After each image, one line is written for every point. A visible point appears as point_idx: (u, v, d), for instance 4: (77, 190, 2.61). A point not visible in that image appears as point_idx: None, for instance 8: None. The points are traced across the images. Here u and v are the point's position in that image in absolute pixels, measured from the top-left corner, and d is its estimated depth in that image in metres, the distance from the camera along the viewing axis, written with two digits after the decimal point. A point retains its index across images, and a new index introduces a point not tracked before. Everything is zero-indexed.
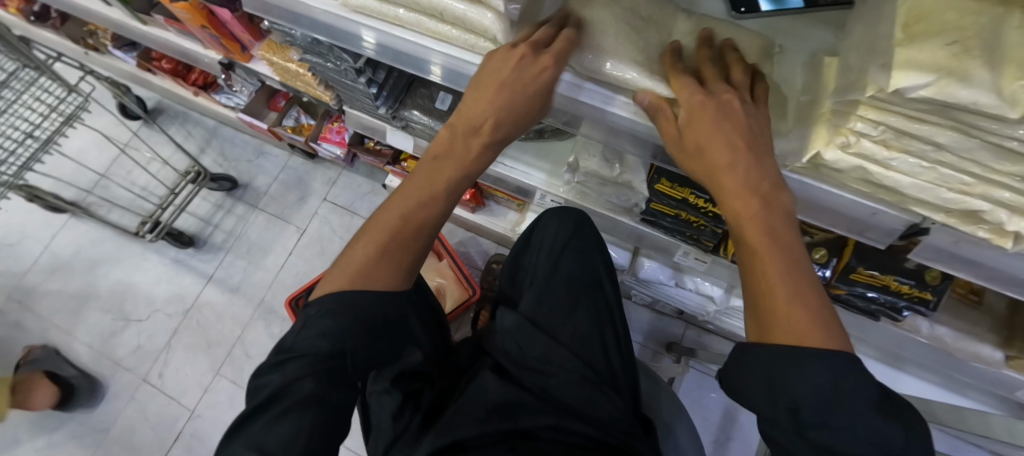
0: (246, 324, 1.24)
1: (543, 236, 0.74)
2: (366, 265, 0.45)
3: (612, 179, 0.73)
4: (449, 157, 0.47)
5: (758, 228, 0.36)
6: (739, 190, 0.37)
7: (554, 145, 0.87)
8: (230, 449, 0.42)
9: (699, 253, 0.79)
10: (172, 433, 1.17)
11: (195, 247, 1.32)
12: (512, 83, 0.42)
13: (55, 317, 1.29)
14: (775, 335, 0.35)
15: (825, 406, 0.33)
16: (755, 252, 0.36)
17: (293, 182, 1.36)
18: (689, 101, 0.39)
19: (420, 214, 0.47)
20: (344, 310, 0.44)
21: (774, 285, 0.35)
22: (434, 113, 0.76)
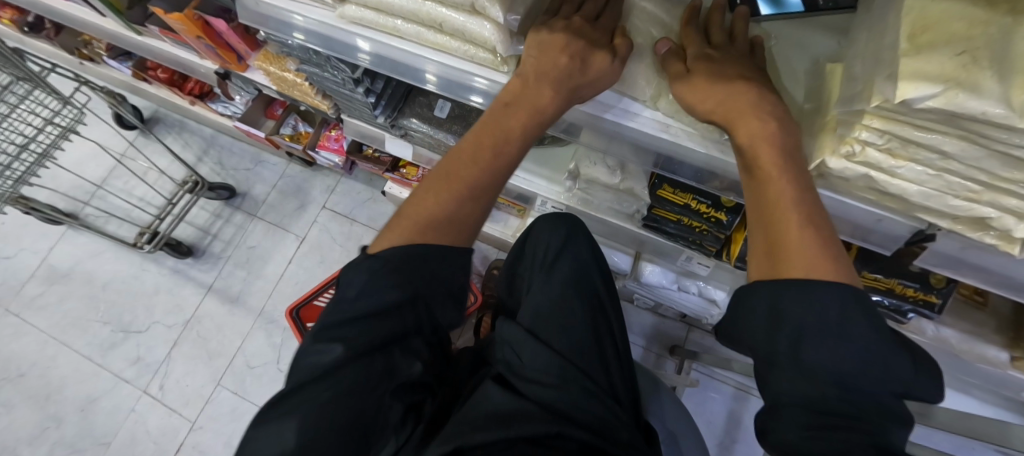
0: (247, 334, 1.24)
1: (536, 244, 0.74)
2: (431, 215, 0.45)
3: (614, 186, 0.73)
4: (519, 106, 0.45)
5: (772, 152, 0.37)
6: (755, 112, 0.38)
7: (554, 151, 0.87)
8: (265, 435, 0.39)
9: (703, 258, 0.79)
10: (174, 445, 1.17)
11: (195, 257, 1.31)
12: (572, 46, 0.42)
13: (54, 330, 1.28)
14: (790, 270, 0.34)
15: (827, 335, 0.32)
16: (764, 171, 0.37)
17: (292, 190, 1.35)
18: (696, 54, 0.42)
19: (487, 165, 0.45)
20: (411, 263, 0.43)
21: (785, 206, 0.35)
22: (432, 121, 0.75)
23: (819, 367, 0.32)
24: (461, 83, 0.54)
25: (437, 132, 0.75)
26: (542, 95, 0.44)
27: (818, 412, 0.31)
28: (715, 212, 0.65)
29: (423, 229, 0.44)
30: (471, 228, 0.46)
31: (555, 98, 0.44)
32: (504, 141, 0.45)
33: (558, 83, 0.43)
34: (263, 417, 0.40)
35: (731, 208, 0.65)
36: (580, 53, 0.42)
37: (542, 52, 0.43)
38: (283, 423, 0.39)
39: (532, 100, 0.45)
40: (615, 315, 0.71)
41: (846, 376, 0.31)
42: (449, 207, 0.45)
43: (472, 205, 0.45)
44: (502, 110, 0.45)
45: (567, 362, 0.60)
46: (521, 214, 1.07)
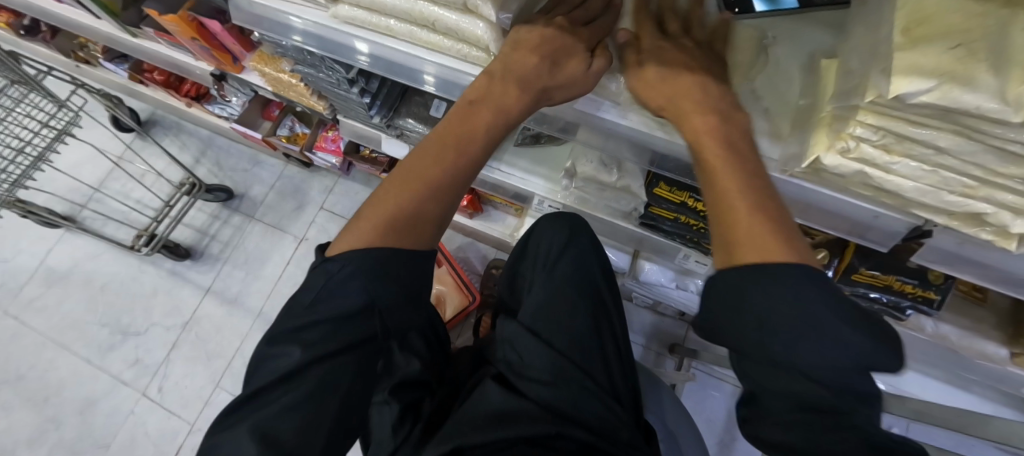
0: (246, 336, 1.23)
1: (538, 243, 0.73)
2: (392, 216, 0.43)
3: (611, 184, 0.72)
4: (485, 105, 0.44)
5: (716, 143, 0.37)
6: (699, 106, 0.38)
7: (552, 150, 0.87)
8: (225, 438, 0.39)
9: (701, 256, 0.79)
10: (173, 447, 1.17)
11: (193, 259, 1.31)
12: (547, 42, 0.42)
13: (53, 333, 1.28)
14: (741, 255, 0.34)
15: (797, 323, 0.31)
16: (709, 162, 0.36)
17: (290, 191, 1.35)
18: (649, 44, 0.42)
19: (451, 165, 0.44)
20: (371, 267, 0.41)
21: (733, 192, 0.35)
22: (428, 121, 0.75)
23: (798, 363, 0.31)
24: (455, 82, 0.54)
25: (433, 131, 0.75)
26: (509, 96, 0.44)
27: (804, 408, 0.30)
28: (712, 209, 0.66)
29: (383, 231, 0.42)
30: (433, 231, 0.45)
31: (524, 99, 0.44)
32: (470, 140, 0.44)
33: (529, 83, 0.43)
34: (222, 418, 0.40)
35: None
36: (552, 52, 0.42)
37: (516, 49, 0.43)
38: (240, 428, 0.39)
39: (501, 101, 0.44)
40: (619, 315, 0.70)
41: (827, 369, 0.30)
42: (413, 208, 0.43)
43: (435, 206, 0.44)
44: (468, 110, 0.45)
45: (568, 362, 0.60)
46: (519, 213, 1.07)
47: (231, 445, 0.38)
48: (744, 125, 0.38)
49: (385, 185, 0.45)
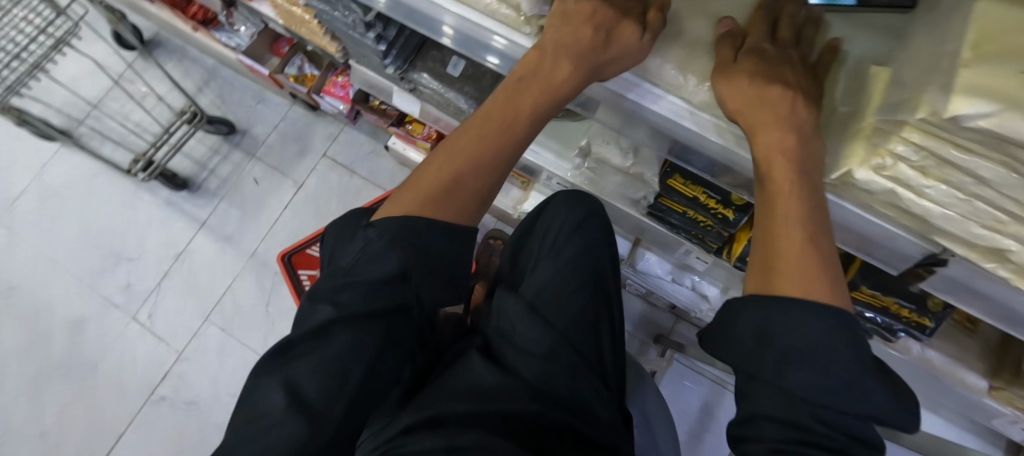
0: (238, 274, 1.22)
1: (551, 219, 0.72)
2: (436, 189, 0.45)
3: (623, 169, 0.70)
4: (534, 82, 0.44)
5: (786, 168, 0.36)
6: (772, 128, 0.37)
7: (567, 125, 0.82)
8: (258, 384, 0.40)
9: (701, 253, 0.77)
10: (161, 372, 1.18)
11: (190, 190, 1.29)
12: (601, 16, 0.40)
13: (45, 247, 1.28)
14: (779, 288, 0.36)
15: (812, 357, 0.33)
16: (777, 192, 0.37)
17: (293, 134, 1.31)
18: (750, 42, 0.39)
19: (496, 146, 0.46)
20: (404, 239, 0.43)
21: (785, 231, 0.36)
22: (443, 77, 0.71)
23: (799, 389, 0.32)
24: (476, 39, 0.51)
25: (445, 89, 0.71)
26: (558, 72, 0.42)
27: (794, 434, 0.32)
28: (723, 209, 0.64)
29: (422, 201, 0.45)
30: (478, 203, 0.47)
31: (572, 75, 0.42)
32: (518, 120, 0.46)
33: (574, 61, 0.41)
34: (254, 372, 0.42)
35: (740, 207, 0.62)
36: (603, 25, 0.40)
37: (566, 23, 0.41)
38: (270, 381, 0.40)
39: (548, 77, 0.43)
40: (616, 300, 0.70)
41: (822, 400, 0.32)
42: (457, 182, 0.46)
43: (482, 179, 0.46)
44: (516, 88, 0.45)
45: (564, 342, 0.60)
46: (524, 187, 1.04)
47: (263, 396, 0.39)
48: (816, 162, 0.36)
49: (446, 159, 0.48)
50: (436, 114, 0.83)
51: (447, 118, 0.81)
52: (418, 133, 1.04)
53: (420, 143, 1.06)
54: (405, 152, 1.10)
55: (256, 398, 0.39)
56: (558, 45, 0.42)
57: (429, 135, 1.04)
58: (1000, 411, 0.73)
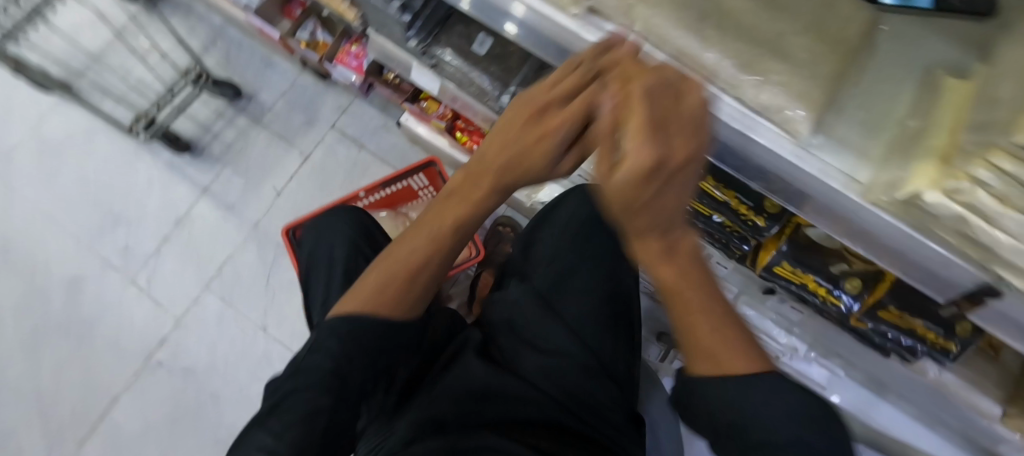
0: (240, 244, 1.19)
1: (568, 210, 0.71)
2: (376, 288, 0.50)
3: None
4: (457, 197, 0.50)
5: (685, 291, 0.39)
6: (659, 258, 0.37)
7: None
8: (247, 439, 0.45)
9: (723, 258, 0.75)
10: (159, 338, 1.17)
11: (192, 154, 1.24)
12: (507, 144, 0.43)
13: (43, 203, 1.25)
14: (716, 365, 0.40)
15: (762, 401, 0.39)
16: (676, 298, 0.39)
17: (301, 102, 1.26)
18: (621, 123, 0.29)
19: (427, 248, 0.51)
20: (348, 338, 0.48)
21: (697, 329, 0.40)
22: (468, 56, 0.67)
23: (753, 424, 0.39)
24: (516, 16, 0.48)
25: (470, 69, 0.68)
26: (478, 190, 0.48)
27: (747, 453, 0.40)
28: (754, 215, 0.62)
29: (366, 303, 0.50)
30: (416, 301, 0.52)
31: (490, 195, 0.48)
32: (444, 227, 0.50)
33: (491, 183, 0.46)
34: (245, 430, 0.47)
35: (772, 214, 0.61)
36: (516, 150, 0.42)
37: (485, 150, 0.45)
38: (260, 431, 0.45)
39: (468, 193, 0.49)
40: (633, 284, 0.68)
41: (775, 427, 0.39)
42: (395, 279, 0.50)
43: (422, 274, 0.51)
44: (444, 203, 0.51)
45: (569, 336, 0.60)
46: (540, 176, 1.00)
47: (255, 442, 0.45)
48: (708, 282, 0.40)
49: (390, 255, 0.52)
50: (456, 94, 0.78)
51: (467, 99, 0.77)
52: (432, 111, 1.00)
53: (434, 121, 1.01)
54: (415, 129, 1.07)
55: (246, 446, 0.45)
56: (475, 172, 0.47)
57: (443, 114, 0.99)
58: (1006, 436, 0.72)
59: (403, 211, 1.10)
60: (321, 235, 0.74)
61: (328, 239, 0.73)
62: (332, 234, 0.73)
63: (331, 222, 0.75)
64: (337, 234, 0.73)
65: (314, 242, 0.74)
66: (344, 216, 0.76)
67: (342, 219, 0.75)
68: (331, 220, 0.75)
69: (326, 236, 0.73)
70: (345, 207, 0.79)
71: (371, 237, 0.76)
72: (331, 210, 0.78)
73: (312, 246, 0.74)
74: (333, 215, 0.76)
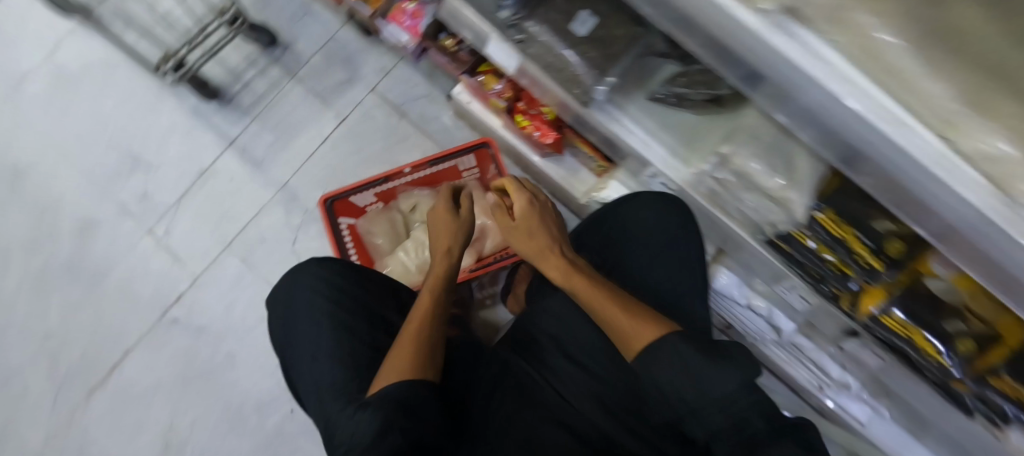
0: (264, 206, 1.12)
1: (627, 219, 0.78)
2: (397, 350, 0.59)
3: (764, 190, 0.57)
4: (431, 274, 0.71)
5: (594, 295, 0.62)
6: (562, 267, 0.66)
7: (700, 124, 0.67)
8: None
9: (809, 293, 0.68)
10: (174, 294, 1.11)
11: (219, 102, 1.15)
12: (449, 229, 0.75)
13: (59, 136, 1.17)
14: (644, 331, 0.55)
15: (731, 372, 0.49)
16: (591, 301, 0.62)
17: (341, 58, 1.16)
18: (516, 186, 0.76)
19: (422, 302, 0.66)
20: (386, 402, 0.52)
21: (615, 317, 0.59)
22: (564, 35, 0.58)
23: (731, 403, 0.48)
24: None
25: (566, 50, 0.59)
26: (443, 250, 0.73)
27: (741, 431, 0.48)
28: (873, 257, 0.56)
29: (397, 356, 0.57)
30: (430, 342, 0.61)
31: (449, 255, 0.73)
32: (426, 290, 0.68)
33: (448, 244, 0.74)
34: None
35: (894, 259, 0.55)
36: (451, 227, 0.75)
37: (436, 235, 0.75)
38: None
39: (440, 264, 0.72)
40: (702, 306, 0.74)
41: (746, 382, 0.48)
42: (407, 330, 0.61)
43: (425, 328, 0.62)
44: (428, 280, 0.70)
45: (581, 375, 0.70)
46: (599, 173, 0.91)
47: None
48: (609, 291, 0.63)
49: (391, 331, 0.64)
50: (535, 75, 0.69)
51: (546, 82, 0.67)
52: (491, 87, 0.90)
53: (492, 98, 0.92)
54: (467, 105, 0.98)
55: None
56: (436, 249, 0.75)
57: (503, 92, 0.90)
58: None
59: None
60: (293, 300, 0.71)
61: (300, 308, 0.69)
62: (306, 297, 0.70)
63: (301, 282, 0.71)
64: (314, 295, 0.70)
65: (286, 309, 0.71)
66: (313, 271, 0.72)
67: (312, 277, 0.71)
68: (301, 281, 0.71)
69: (298, 298, 0.70)
70: (312, 261, 0.74)
71: (347, 289, 0.71)
72: (296, 268, 0.73)
73: (286, 315, 0.71)
74: (301, 275, 0.72)
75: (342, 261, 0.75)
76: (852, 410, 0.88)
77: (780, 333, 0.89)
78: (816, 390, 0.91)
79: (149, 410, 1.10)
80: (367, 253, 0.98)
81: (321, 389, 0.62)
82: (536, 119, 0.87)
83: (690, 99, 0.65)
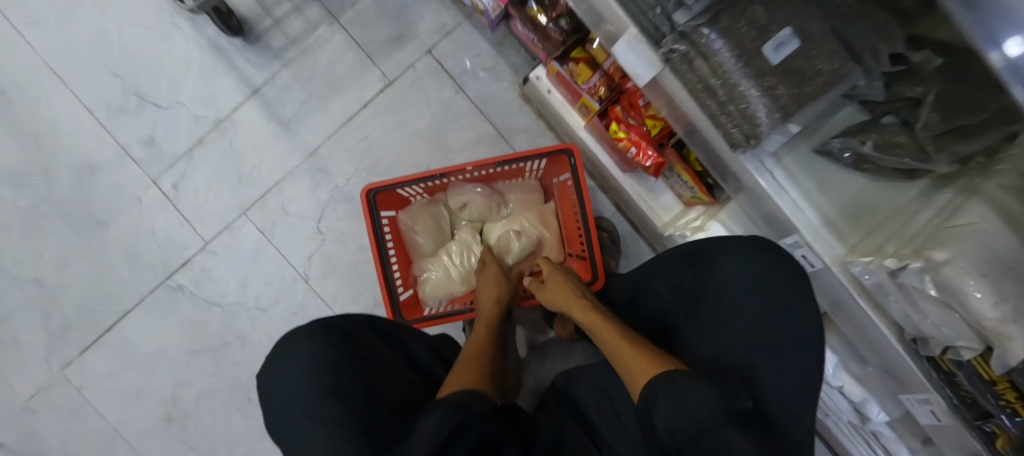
0: (290, 173, 0.97)
1: (713, 277, 0.56)
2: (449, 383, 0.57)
3: (973, 318, 0.43)
4: (480, 324, 0.72)
5: (612, 338, 0.58)
6: (581, 307, 0.66)
7: (864, 198, 0.54)
8: None
9: (945, 413, 0.58)
10: (181, 259, 0.99)
11: (245, 40, 0.97)
12: (496, 280, 0.78)
13: (47, 54, 0.98)
14: (645, 369, 0.50)
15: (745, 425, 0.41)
16: (609, 353, 0.57)
17: (394, 5, 0.96)
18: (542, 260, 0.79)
19: (472, 349, 0.66)
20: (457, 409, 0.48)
21: (625, 361, 0.53)
22: (750, 60, 0.43)
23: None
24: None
25: (746, 80, 0.43)
26: (485, 300, 0.76)
27: None
28: None
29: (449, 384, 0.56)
30: (480, 377, 0.59)
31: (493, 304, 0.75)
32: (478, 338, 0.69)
33: (493, 292, 0.76)
34: None
35: None
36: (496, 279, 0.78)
37: (486, 285, 0.78)
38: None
39: (485, 317, 0.73)
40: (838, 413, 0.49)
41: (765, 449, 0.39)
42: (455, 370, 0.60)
43: (472, 366, 0.61)
44: (479, 333, 0.71)
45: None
46: (691, 203, 0.76)
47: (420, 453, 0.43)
48: (629, 337, 0.57)
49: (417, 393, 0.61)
50: (670, 92, 0.53)
51: (690, 110, 0.52)
52: (583, 81, 0.73)
53: (583, 95, 0.75)
54: (547, 95, 0.82)
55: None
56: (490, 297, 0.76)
57: (597, 90, 0.73)
58: None
59: (499, 190, 0.88)
60: (276, 383, 0.57)
61: (299, 351, 0.57)
62: (295, 353, 0.57)
63: (286, 359, 0.57)
64: (301, 378, 0.55)
65: (270, 396, 0.57)
66: (303, 343, 0.57)
67: (298, 352, 0.57)
68: (287, 357, 0.57)
69: (282, 380, 0.56)
70: (307, 326, 0.60)
71: (340, 369, 0.56)
72: (285, 338, 0.59)
73: (270, 404, 0.57)
74: (288, 350, 0.58)
75: (341, 328, 0.60)
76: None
77: (863, 419, 0.78)
78: None
79: (150, 378, 1.01)
80: (405, 251, 0.86)
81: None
82: (634, 131, 0.71)
83: (873, 163, 0.51)
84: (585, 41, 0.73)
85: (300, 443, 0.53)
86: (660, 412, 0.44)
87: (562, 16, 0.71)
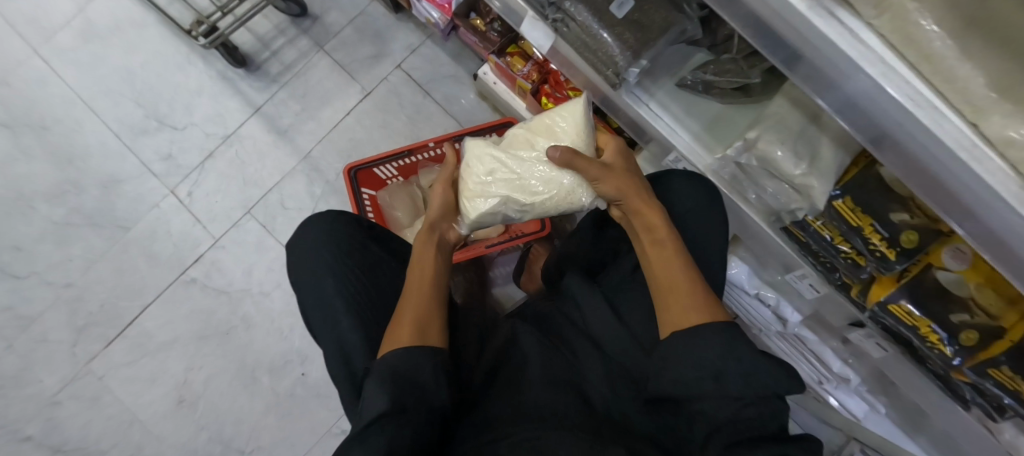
0: (288, 173, 1.15)
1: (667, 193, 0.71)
2: (397, 333, 0.56)
3: (786, 178, 0.59)
4: (421, 266, 0.65)
5: (660, 252, 0.58)
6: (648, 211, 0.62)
7: (726, 116, 0.70)
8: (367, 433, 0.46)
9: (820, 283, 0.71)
10: (194, 254, 1.14)
11: (248, 70, 1.17)
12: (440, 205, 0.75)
13: (84, 93, 1.17)
14: (683, 313, 0.53)
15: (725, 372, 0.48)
16: (656, 275, 0.58)
17: (371, 33, 1.18)
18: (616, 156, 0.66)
19: (417, 293, 0.61)
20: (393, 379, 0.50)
21: (664, 286, 0.56)
22: (603, 16, 0.61)
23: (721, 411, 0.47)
24: None
25: (602, 30, 0.61)
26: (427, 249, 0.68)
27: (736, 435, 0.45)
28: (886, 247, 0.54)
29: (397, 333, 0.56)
30: (422, 331, 0.56)
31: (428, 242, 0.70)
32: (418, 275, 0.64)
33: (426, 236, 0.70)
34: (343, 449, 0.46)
35: (906, 251, 0.53)
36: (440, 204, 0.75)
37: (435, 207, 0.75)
38: (381, 403, 0.48)
39: (423, 260, 0.66)
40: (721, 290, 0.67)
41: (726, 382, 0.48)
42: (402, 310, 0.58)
43: (408, 310, 0.59)
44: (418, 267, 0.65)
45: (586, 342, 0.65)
46: None
47: (372, 403, 0.48)
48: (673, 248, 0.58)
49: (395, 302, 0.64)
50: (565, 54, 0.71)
51: (579, 63, 0.70)
52: (518, 69, 0.92)
53: (519, 80, 0.93)
54: (493, 86, 1.01)
55: (371, 424, 0.47)
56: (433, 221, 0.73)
57: (530, 75, 0.92)
58: None
59: None
60: (303, 253, 0.69)
61: (320, 229, 0.70)
62: (317, 233, 0.70)
63: (315, 231, 0.70)
64: (321, 247, 0.68)
65: (296, 252, 0.70)
66: (325, 224, 0.71)
67: (325, 225, 0.71)
68: (315, 229, 0.71)
69: (309, 245, 0.69)
70: (324, 212, 0.73)
71: (358, 243, 0.70)
72: (310, 218, 0.73)
73: (295, 256, 0.70)
74: (314, 225, 0.71)
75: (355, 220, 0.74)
76: (848, 402, 0.90)
77: (785, 323, 0.91)
78: (815, 384, 0.91)
79: (164, 364, 1.13)
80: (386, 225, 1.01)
81: (328, 353, 0.59)
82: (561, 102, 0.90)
83: (719, 87, 0.67)
84: (517, 39, 0.93)
85: (314, 294, 0.64)
86: (678, 352, 0.50)
87: (495, 20, 0.92)
